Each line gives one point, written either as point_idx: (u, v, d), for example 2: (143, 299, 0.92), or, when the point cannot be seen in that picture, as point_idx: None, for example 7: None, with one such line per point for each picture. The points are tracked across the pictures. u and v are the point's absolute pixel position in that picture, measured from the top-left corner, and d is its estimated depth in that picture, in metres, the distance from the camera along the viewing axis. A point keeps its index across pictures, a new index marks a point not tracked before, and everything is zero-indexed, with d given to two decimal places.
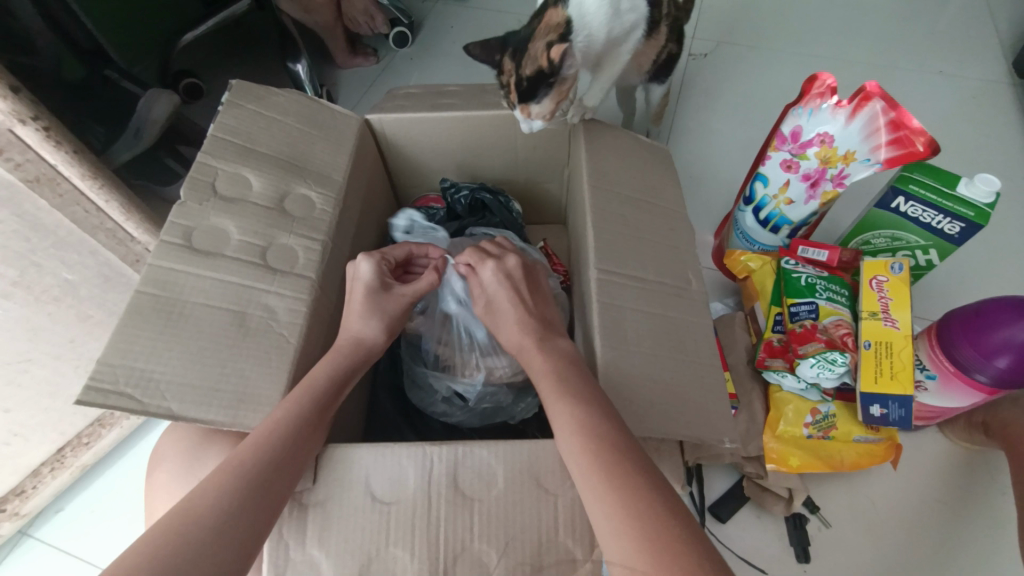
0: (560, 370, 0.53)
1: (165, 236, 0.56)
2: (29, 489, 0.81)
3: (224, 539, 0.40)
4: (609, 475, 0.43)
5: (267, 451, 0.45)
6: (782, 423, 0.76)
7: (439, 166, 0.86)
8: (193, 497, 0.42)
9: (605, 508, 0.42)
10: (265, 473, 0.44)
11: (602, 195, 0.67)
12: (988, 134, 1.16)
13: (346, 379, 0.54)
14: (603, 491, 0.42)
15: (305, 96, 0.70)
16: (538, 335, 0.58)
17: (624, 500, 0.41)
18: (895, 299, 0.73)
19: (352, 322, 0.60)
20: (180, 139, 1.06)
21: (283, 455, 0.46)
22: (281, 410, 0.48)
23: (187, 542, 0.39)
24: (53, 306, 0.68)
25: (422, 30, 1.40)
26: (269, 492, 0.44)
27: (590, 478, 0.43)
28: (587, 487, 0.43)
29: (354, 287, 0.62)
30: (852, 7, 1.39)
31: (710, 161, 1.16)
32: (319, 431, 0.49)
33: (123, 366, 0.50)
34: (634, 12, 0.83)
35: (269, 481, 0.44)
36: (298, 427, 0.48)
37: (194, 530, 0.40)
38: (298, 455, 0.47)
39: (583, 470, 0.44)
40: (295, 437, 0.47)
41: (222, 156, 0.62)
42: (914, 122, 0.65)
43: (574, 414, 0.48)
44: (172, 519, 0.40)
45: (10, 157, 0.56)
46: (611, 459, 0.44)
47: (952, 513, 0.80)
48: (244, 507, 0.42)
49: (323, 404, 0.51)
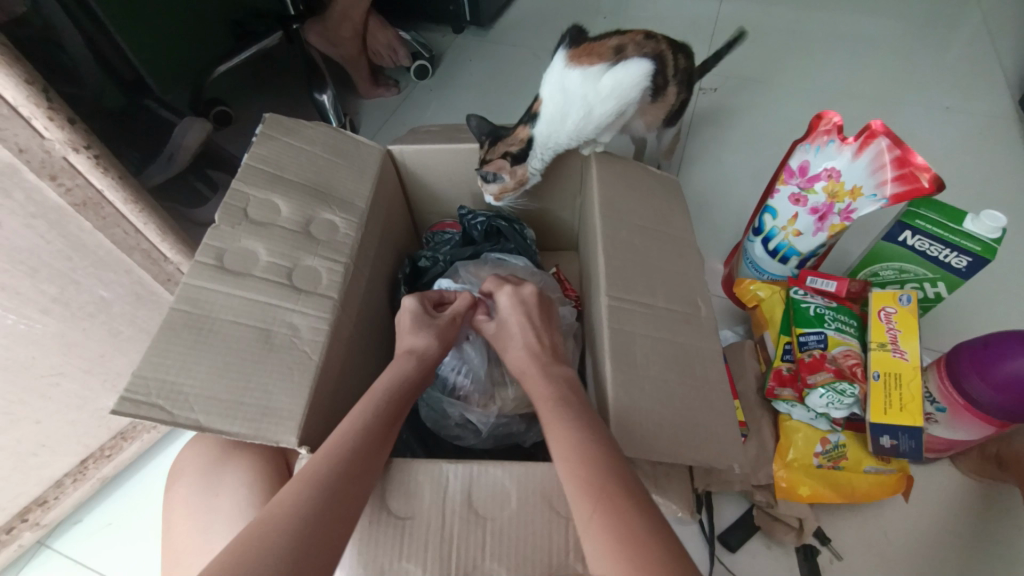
0: (562, 396, 0.55)
1: (199, 257, 0.59)
2: (51, 500, 0.83)
3: (308, 542, 0.41)
4: (603, 500, 0.44)
5: (351, 451, 0.48)
6: (792, 452, 0.76)
7: (456, 194, 0.90)
8: (279, 503, 0.43)
9: (593, 531, 0.43)
10: (350, 471, 0.47)
11: (613, 224, 0.70)
12: (995, 169, 1.18)
13: (405, 392, 0.57)
14: (594, 515, 0.43)
15: (332, 128, 0.74)
16: (544, 361, 0.60)
17: (612, 524, 0.42)
18: (903, 330, 0.75)
19: (407, 337, 0.64)
20: (209, 164, 1.12)
21: (362, 456, 0.48)
22: (357, 417, 0.52)
23: (272, 544, 0.40)
24: (87, 322, 0.72)
25: (441, 63, 1.47)
26: (356, 492, 0.46)
27: (582, 502, 0.45)
28: (579, 513, 0.44)
29: (403, 315, 0.66)
30: (859, 44, 1.43)
31: (719, 191, 1.19)
32: (391, 439, 0.52)
33: (156, 379, 0.52)
34: (618, 92, 0.89)
35: (355, 479, 0.46)
36: (374, 435, 0.51)
37: (289, 524, 0.41)
38: (375, 460, 0.49)
39: (575, 494, 0.46)
40: (371, 445, 0.50)
41: (253, 183, 0.65)
42: (918, 159, 0.67)
43: (573, 438, 0.49)
44: (269, 518, 0.42)
45: (62, 182, 0.60)
46: (606, 482, 0.45)
47: (967, 549, 0.79)
48: (334, 502, 0.44)
49: (391, 415, 0.54)
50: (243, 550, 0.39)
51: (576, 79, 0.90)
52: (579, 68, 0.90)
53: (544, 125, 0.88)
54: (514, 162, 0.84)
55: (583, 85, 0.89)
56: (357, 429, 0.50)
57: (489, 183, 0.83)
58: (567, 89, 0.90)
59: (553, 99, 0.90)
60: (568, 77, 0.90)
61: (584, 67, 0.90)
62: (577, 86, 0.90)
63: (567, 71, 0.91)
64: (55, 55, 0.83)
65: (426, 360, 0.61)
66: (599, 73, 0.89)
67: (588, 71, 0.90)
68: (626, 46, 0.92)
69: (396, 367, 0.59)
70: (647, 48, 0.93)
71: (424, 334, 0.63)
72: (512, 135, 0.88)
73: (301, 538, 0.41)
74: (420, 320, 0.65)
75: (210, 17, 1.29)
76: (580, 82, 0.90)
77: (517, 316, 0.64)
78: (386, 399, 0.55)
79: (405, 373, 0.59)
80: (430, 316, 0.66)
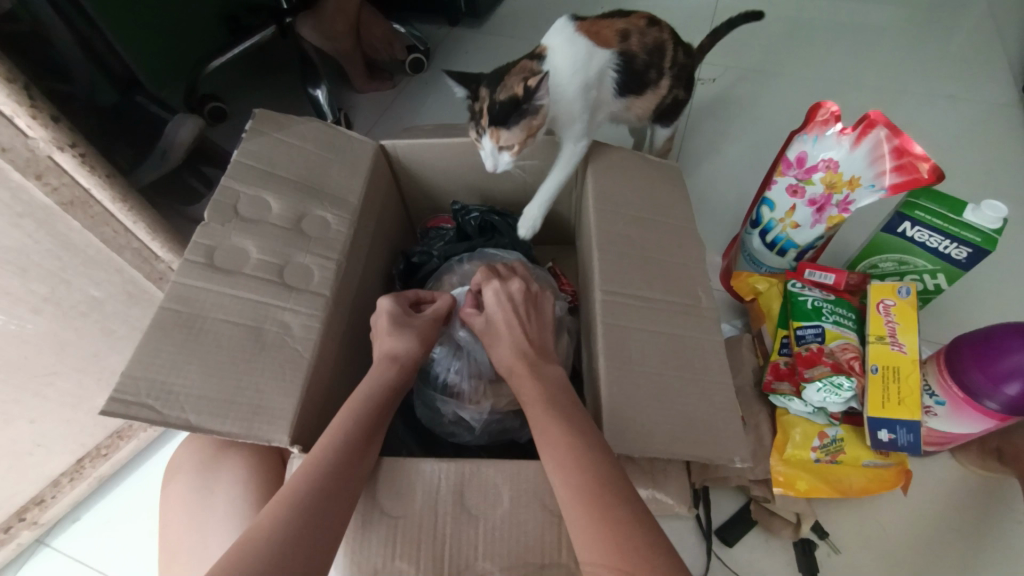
0: (552, 398, 0.53)
1: (189, 255, 0.58)
2: (48, 498, 0.84)
3: (291, 559, 0.42)
4: (591, 508, 0.43)
5: (329, 468, 0.47)
6: (789, 447, 0.75)
7: (451, 190, 0.89)
8: (262, 519, 0.44)
9: (584, 538, 0.42)
10: (330, 489, 0.46)
11: (608, 217, 0.69)
12: (997, 157, 1.17)
13: (389, 398, 0.57)
14: (588, 522, 0.43)
15: (323, 123, 0.73)
16: (532, 361, 0.58)
17: (606, 531, 0.42)
18: (902, 323, 0.74)
19: (384, 341, 0.61)
20: (202, 160, 1.10)
21: (340, 472, 0.48)
22: (341, 427, 0.51)
23: (255, 561, 0.40)
24: (80, 321, 0.72)
25: (437, 55, 1.45)
26: (337, 504, 0.46)
27: (572, 510, 0.44)
28: (570, 517, 0.44)
29: (379, 321, 0.63)
30: (860, 32, 1.41)
31: (719, 184, 1.17)
32: (372, 451, 0.51)
33: (146, 379, 0.52)
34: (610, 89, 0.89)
35: (332, 497, 0.46)
36: (352, 448, 0.50)
37: (271, 541, 0.42)
38: (358, 471, 0.49)
39: (567, 500, 0.45)
40: (355, 452, 0.50)
41: (244, 180, 0.65)
42: (917, 149, 0.67)
43: (567, 442, 0.48)
44: (252, 536, 0.42)
45: (48, 181, 0.60)
46: (596, 490, 0.44)
47: (966, 541, 0.79)
48: (310, 525, 0.44)
49: (371, 424, 0.53)
50: (228, 566, 0.40)
51: (591, 52, 0.85)
52: (591, 42, 0.85)
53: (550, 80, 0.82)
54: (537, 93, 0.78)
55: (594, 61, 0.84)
56: (335, 442, 0.50)
57: (508, 129, 0.77)
58: (581, 54, 0.83)
59: (561, 58, 0.83)
60: (583, 43, 0.84)
61: (597, 45, 0.86)
62: (590, 55, 0.84)
63: (578, 37, 0.85)
64: (42, 50, 0.82)
65: (402, 364, 0.60)
66: (609, 56, 0.86)
67: (601, 51, 0.85)
68: (631, 32, 0.89)
69: (374, 376, 0.58)
70: (650, 38, 0.91)
71: (407, 335, 0.61)
72: (519, 67, 0.83)
73: (283, 553, 0.42)
74: (398, 321, 0.63)
75: (202, 12, 1.28)
76: (592, 53, 0.84)
77: (503, 312, 0.62)
78: (365, 409, 0.54)
79: (386, 380, 0.58)
80: (407, 315, 0.64)
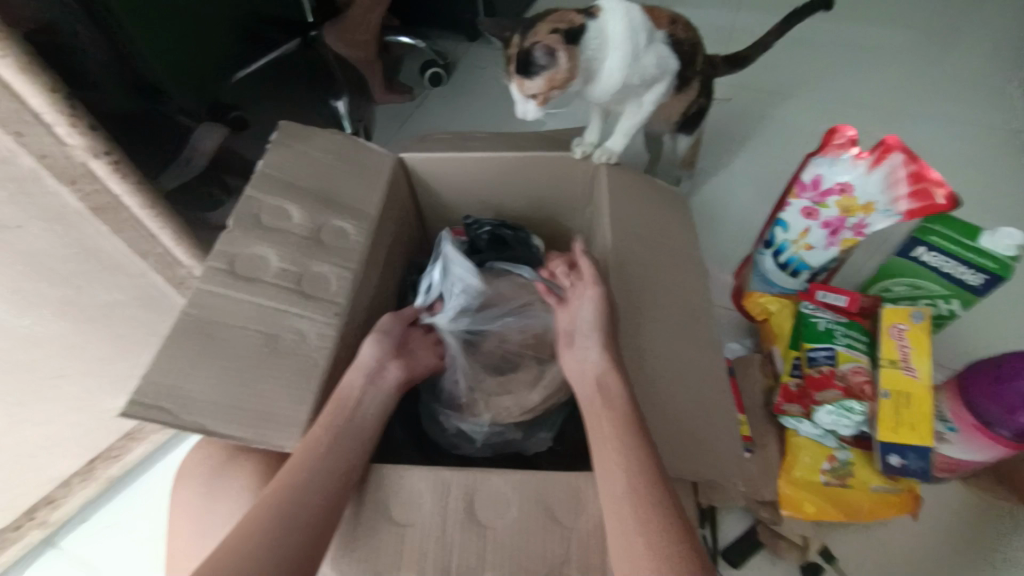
0: (624, 400, 0.54)
1: (211, 263, 0.60)
2: (59, 498, 0.86)
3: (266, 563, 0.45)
4: (648, 519, 0.47)
5: (305, 482, 0.50)
6: (798, 468, 0.75)
7: (464, 203, 0.89)
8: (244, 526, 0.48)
9: (634, 547, 0.46)
10: (307, 502, 0.49)
11: (622, 236, 0.69)
12: (1012, 182, 1.17)
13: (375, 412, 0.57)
14: (641, 534, 0.46)
15: (344, 135, 0.75)
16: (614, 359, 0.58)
17: (656, 544, 0.45)
18: (915, 348, 0.74)
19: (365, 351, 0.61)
20: (223, 167, 1.13)
21: (321, 488, 0.50)
22: (326, 440, 0.53)
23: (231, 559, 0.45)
24: (101, 324, 0.74)
25: (455, 70, 1.48)
26: (312, 516, 0.48)
27: (629, 519, 0.47)
28: (616, 521, 0.48)
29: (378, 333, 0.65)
30: (877, 55, 1.42)
31: (731, 203, 1.18)
32: (355, 464, 0.52)
33: (164, 383, 0.54)
34: (657, 67, 0.79)
35: (308, 511, 0.48)
36: (331, 464, 0.51)
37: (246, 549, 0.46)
38: (334, 484, 0.50)
39: (620, 507, 0.48)
40: (335, 466, 0.51)
41: (266, 190, 0.67)
42: (934, 174, 0.68)
43: (624, 453, 0.50)
44: (235, 540, 0.47)
45: (81, 188, 0.63)
46: (650, 502, 0.48)
47: (977, 571, 0.78)
48: (283, 534, 0.47)
49: (352, 437, 0.54)
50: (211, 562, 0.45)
51: (642, 22, 0.76)
52: (646, 19, 0.78)
53: (594, 38, 0.74)
54: (568, 38, 0.72)
55: (645, 33, 0.77)
56: (317, 457, 0.51)
57: (532, 73, 0.73)
58: (633, 25, 0.75)
59: (607, 25, 0.75)
60: (636, 13, 0.77)
61: (648, 20, 0.78)
62: (642, 27, 0.76)
63: (634, 8, 0.77)
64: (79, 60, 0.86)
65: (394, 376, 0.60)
66: (658, 36, 0.79)
67: (650, 27, 0.78)
68: (677, 22, 0.83)
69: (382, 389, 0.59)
70: (692, 32, 0.85)
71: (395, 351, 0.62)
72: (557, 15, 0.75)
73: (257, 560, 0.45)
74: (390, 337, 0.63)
75: None
76: (645, 26, 0.77)
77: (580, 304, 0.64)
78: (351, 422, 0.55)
79: (353, 394, 0.57)
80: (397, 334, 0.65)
